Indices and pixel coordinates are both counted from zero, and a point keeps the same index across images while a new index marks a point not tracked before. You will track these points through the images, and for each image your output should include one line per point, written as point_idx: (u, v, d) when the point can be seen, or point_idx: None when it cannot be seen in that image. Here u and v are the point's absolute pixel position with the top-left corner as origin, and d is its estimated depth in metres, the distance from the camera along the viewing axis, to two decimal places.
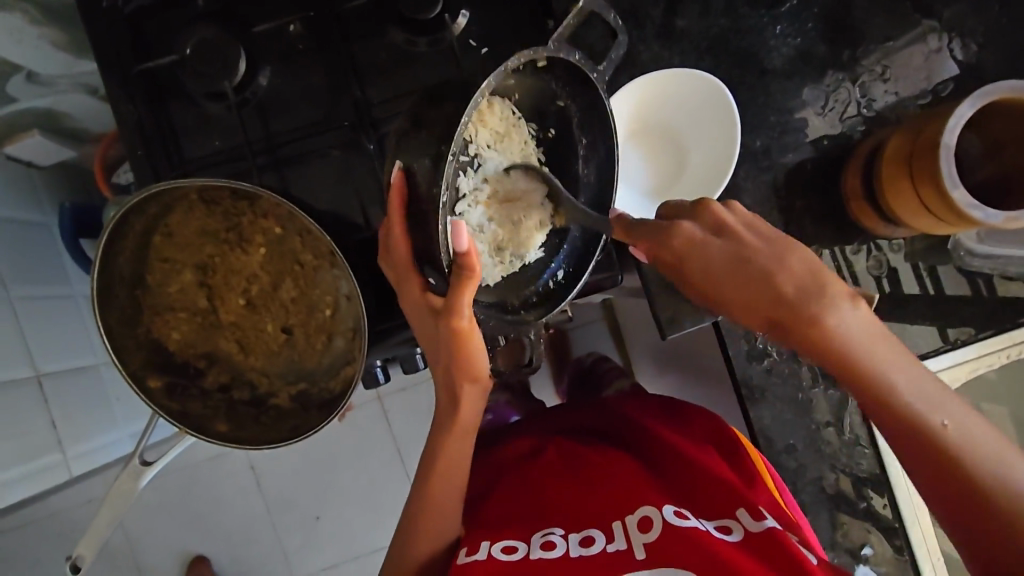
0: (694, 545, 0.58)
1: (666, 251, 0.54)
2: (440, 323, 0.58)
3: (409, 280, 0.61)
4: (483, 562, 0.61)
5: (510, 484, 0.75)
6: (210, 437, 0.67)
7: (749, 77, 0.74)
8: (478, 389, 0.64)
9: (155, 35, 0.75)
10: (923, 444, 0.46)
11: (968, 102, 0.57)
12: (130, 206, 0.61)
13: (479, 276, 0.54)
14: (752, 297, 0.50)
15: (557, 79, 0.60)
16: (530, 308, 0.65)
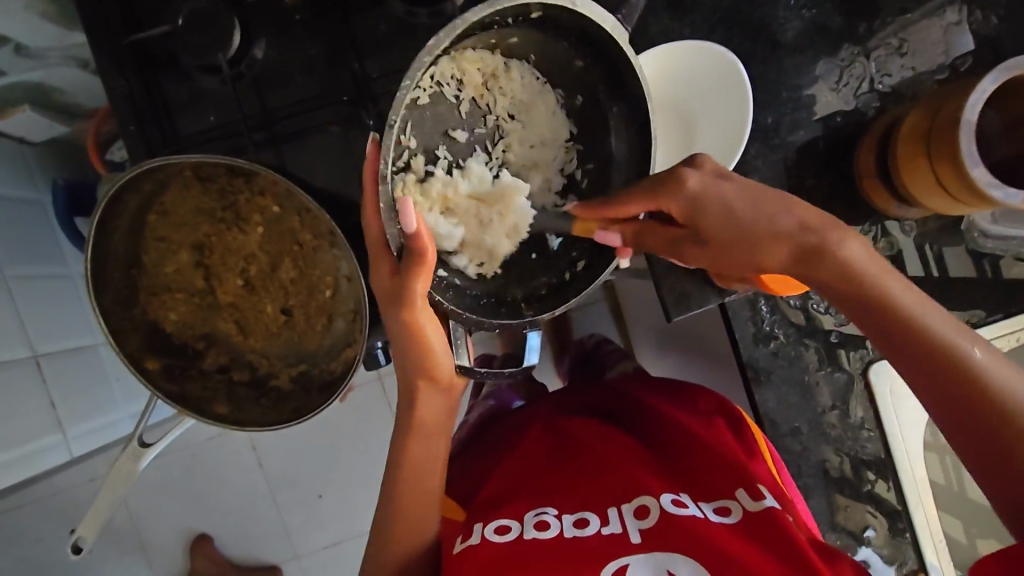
0: (693, 529, 0.60)
1: (670, 201, 0.52)
2: (399, 310, 0.56)
3: (378, 260, 0.57)
4: (478, 546, 0.61)
5: (503, 468, 0.75)
6: (211, 418, 0.67)
7: (761, 51, 0.72)
8: (432, 385, 0.64)
9: (145, 4, 0.72)
10: (941, 361, 0.47)
11: (991, 77, 0.54)
12: (124, 183, 0.59)
13: (431, 263, 0.53)
14: (754, 234, 0.51)
15: (568, 37, 0.58)
16: (531, 301, 0.65)
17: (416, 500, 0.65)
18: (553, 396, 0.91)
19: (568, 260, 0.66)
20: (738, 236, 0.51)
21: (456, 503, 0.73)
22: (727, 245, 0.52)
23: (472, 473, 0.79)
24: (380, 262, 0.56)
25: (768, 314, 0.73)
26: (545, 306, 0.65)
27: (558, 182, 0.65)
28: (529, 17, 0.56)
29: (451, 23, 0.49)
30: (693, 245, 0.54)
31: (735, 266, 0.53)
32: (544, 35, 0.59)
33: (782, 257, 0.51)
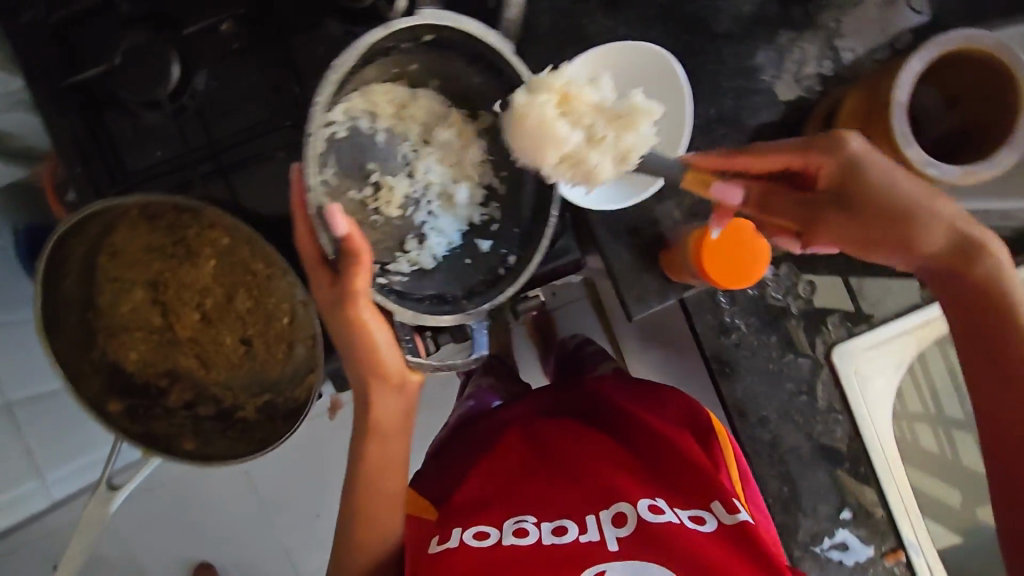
0: (670, 539, 0.60)
1: (827, 163, 0.54)
2: (344, 312, 0.58)
3: (315, 274, 0.59)
4: (455, 550, 0.61)
5: (481, 465, 0.74)
6: (178, 456, 0.66)
7: (700, 44, 0.72)
8: (391, 390, 0.64)
9: (81, 44, 0.71)
10: None
11: (919, 56, 0.55)
12: (68, 228, 0.59)
13: (368, 260, 0.54)
14: (926, 206, 0.53)
15: (460, 55, 0.60)
16: (472, 296, 0.64)
17: (385, 514, 0.67)
18: (530, 398, 0.90)
19: (502, 257, 0.65)
20: (908, 205, 0.53)
21: (427, 502, 0.74)
22: (890, 209, 0.53)
23: (447, 475, 0.80)
24: (319, 276, 0.59)
25: (728, 305, 0.73)
26: (484, 298, 0.63)
27: (478, 194, 0.65)
28: (421, 40, 0.58)
29: (348, 48, 0.52)
30: (829, 212, 0.55)
31: (885, 232, 0.54)
32: (441, 56, 0.60)
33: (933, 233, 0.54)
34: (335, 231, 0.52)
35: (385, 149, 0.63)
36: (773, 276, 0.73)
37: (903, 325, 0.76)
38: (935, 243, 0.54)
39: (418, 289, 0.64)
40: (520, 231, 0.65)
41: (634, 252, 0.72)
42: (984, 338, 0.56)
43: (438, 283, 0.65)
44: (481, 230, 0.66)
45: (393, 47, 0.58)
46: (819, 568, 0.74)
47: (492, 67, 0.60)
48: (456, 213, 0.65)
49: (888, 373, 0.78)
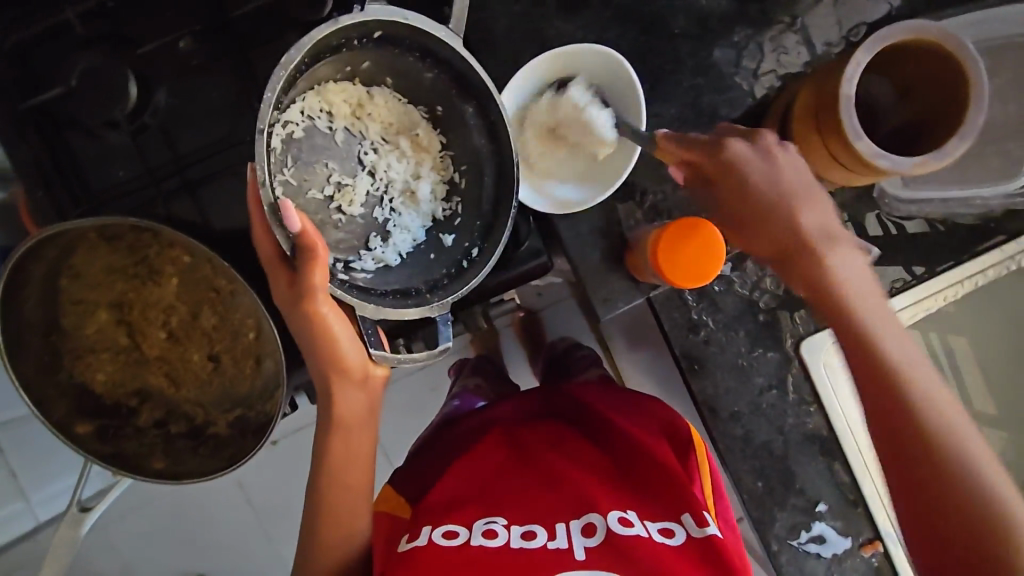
0: (635, 552, 0.61)
1: (708, 163, 0.59)
2: (303, 309, 0.58)
3: (274, 273, 0.59)
4: (424, 549, 0.61)
5: (457, 465, 0.74)
6: (147, 476, 0.67)
7: (658, 43, 0.72)
8: (355, 385, 0.64)
9: (38, 67, 0.71)
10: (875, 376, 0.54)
11: (866, 48, 0.55)
12: (23, 253, 0.59)
13: (324, 257, 0.55)
14: (804, 204, 0.57)
15: (411, 51, 0.60)
16: (437, 288, 0.63)
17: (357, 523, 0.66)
18: (510, 403, 0.89)
19: (468, 248, 0.64)
20: (785, 215, 0.57)
21: (399, 498, 0.74)
22: (770, 219, 0.57)
23: (423, 473, 0.79)
24: (277, 274, 0.59)
25: (695, 302, 0.73)
26: (451, 291, 0.62)
27: (440, 189, 0.66)
28: (374, 37, 0.58)
29: (293, 46, 0.52)
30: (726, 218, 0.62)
31: (775, 242, 0.58)
32: (393, 53, 0.60)
33: (772, 246, 0.58)
34: (291, 227, 0.53)
35: (345, 148, 0.64)
36: (738, 273, 0.73)
37: None
38: (811, 254, 0.56)
39: (381, 284, 0.63)
40: (484, 225, 0.64)
41: (599, 254, 0.72)
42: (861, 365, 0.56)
43: (402, 278, 0.64)
44: (444, 226, 0.66)
45: (344, 45, 0.58)
46: (797, 562, 0.74)
47: (452, 70, 0.60)
48: (419, 209, 0.66)
49: None
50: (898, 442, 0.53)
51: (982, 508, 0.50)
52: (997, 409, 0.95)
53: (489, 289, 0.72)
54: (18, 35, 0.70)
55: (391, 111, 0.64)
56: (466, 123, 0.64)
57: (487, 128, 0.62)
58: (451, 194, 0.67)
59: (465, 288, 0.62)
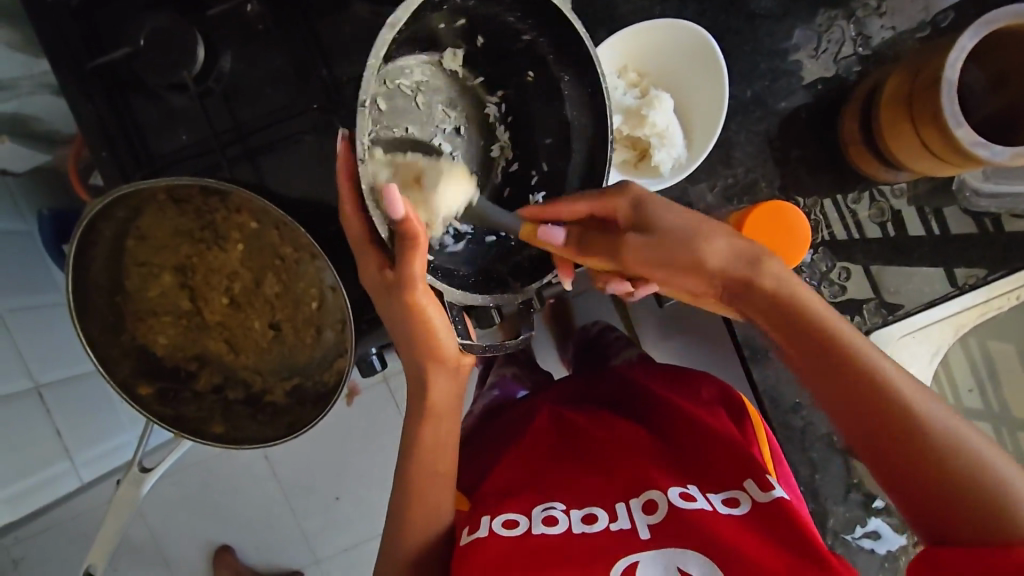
0: (702, 525, 0.59)
1: (616, 205, 0.54)
2: (397, 295, 0.57)
3: (365, 255, 0.58)
4: (485, 539, 0.60)
5: (506, 461, 0.74)
6: (207, 439, 0.67)
7: (735, 22, 0.70)
8: (448, 370, 0.64)
9: (105, 26, 0.70)
10: (883, 429, 0.47)
11: (970, 33, 0.53)
12: (98, 210, 0.58)
13: (424, 245, 0.53)
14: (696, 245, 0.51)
15: (510, 12, 0.56)
16: (517, 272, 0.67)
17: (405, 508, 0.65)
18: (552, 388, 0.89)
19: None
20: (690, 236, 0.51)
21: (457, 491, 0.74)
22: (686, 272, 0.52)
23: (476, 465, 0.79)
24: (370, 259, 0.58)
25: None
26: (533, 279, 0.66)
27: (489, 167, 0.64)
28: None
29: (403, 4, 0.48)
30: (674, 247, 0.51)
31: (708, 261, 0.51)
32: (489, 14, 0.57)
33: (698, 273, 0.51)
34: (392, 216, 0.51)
35: (427, 115, 0.62)
36: (807, 263, 0.71)
37: (935, 314, 0.74)
38: (782, 299, 0.50)
39: (456, 264, 0.65)
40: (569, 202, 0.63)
41: None
42: (849, 416, 0.48)
43: (474, 261, 0.66)
44: (514, 183, 0.66)
45: (444, 2, 0.54)
46: (850, 556, 0.74)
47: (553, 32, 0.56)
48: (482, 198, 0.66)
49: (923, 362, 0.76)
50: (945, 495, 0.45)
51: (1009, 516, 0.43)
52: None
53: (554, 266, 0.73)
54: None
55: (464, 94, 0.63)
56: (560, 91, 0.61)
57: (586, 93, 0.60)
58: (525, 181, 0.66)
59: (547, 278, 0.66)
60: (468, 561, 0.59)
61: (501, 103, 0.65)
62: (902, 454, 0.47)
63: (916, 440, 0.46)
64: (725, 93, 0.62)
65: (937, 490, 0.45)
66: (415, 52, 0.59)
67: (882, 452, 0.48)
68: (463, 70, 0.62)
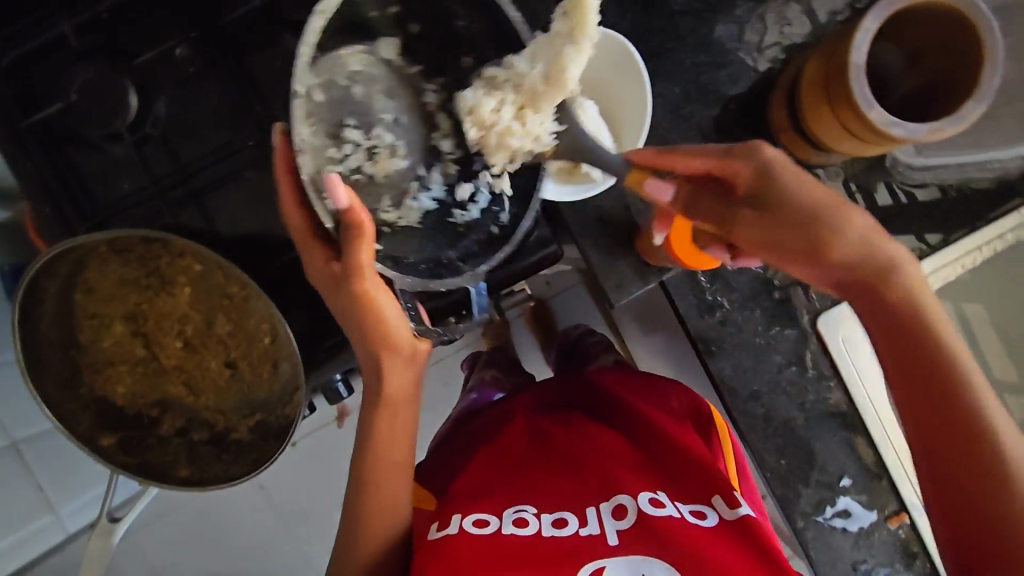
0: (668, 533, 0.60)
1: (736, 169, 0.52)
2: (345, 285, 0.57)
3: (310, 250, 0.59)
4: (454, 536, 0.61)
5: (476, 460, 0.74)
6: (173, 484, 0.68)
7: (658, 21, 0.71)
8: (401, 357, 0.63)
9: (35, 86, 0.70)
10: (952, 420, 0.51)
11: (872, 14, 0.54)
12: (37, 270, 0.59)
13: (370, 233, 0.53)
14: (838, 226, 0.51)
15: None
16: (469, 258, 0.60)
17: (364, 531, 0.65)
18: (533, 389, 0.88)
19: (490, 213, 0.61)
20: (807, 220, 0.51)
21: (427, 492, 0.76)
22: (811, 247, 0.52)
23: (449, 467, 0.79)
24: (314, 252, 0.59)
25: (709, 284, 0.73)
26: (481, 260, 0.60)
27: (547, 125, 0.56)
28: None
29: None
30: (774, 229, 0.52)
31: (825, 237, 0.51)
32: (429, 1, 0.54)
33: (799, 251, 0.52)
34: (336, 204, 0.51)
35: (360, 105, 0.56)
36: None
37: None
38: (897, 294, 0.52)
39: (406, 253, 0.59)
40: (514, 186, 0.60)
41: (611, 240, 0.72)
42: (926, 402, 0.52)
43: (424, 247, 0.60)
44: (462, 168, 0.60)
45: None
46: (823, 537, 0.75)
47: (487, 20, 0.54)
48: (426, 190, 0.60)
49: None
50: (981, 497, 0.50)
51: None
52: None
53: (498, 279, 0.71)
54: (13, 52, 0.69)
55: (402, 84, 0.57)
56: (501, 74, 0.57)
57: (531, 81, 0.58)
58: (469, 167, 0.60)
59: (499, 256, 0.59)
60: (441, 554, 0.59)
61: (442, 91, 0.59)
62: (960, 450, 0.50)
63: (978, 443, 0.50)
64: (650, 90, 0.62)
65: (976, 488, 0.50)
66: (342, 34, 0.52)
67: (936, 435, 0.52)
68: (398, 60, 0.57)
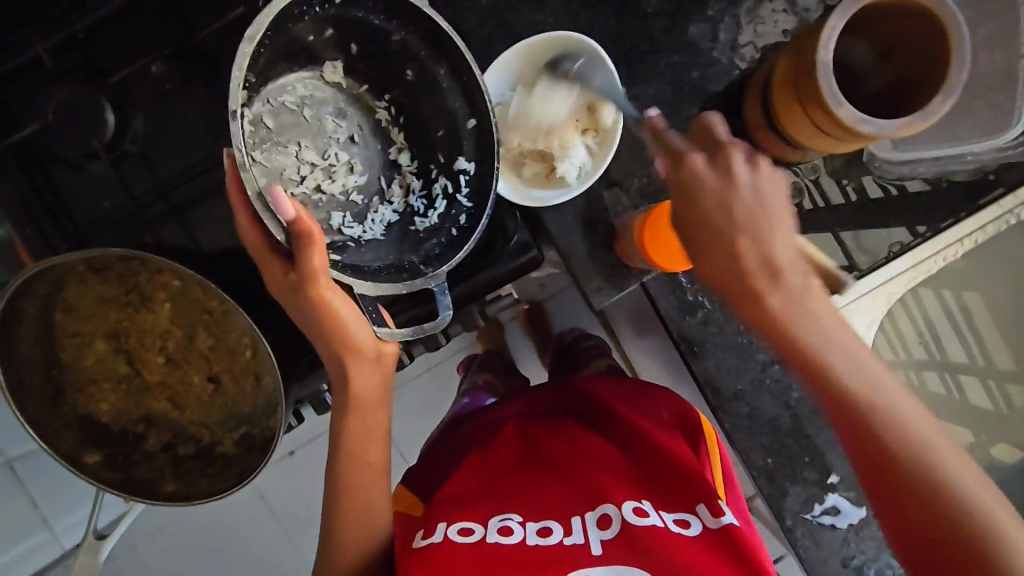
0: (651, 543, 0.60)
1: (672, 180, 0.51)
2: (302, 295, 0.57)
3: (268, 263, 0.59)
4: (439, 545, 0.61)
5: (463, 466, 0.74)
6: (159, 499, 0.68)
7: (631, 23, 0.70)
8: (368, 362, 0.64)
9: (12, 107, 0.71)
10: (880, 453, 0.49)
11: (837, 12, 0.54)
12: (15, 292, 0.59)
13: (320, 242, 0.53)
14: (757, 244, 0.49)
15: (375, 13, 0.57)
16: (431, 259, 0.61)
17: (351, 541, 0.66)
18: (519, 396, 0.87)
19: (449, 216, 0.63)
20: (734, 248, 0.49)
21: (414, 497, 0.76)
22: (724, 264, 0.50)
23: (438, 474, 0.79)
24: (273, 265, 0.58)
25: (690, 283, 0.72)
26: (444, 260, 0.60)
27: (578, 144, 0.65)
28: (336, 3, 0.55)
29: (256, 18, 0.49)
30: (709, 247, 0.50)
31: (734, 267, 0.49)
32: (354, 20, 0.57)
33: (723, 279, 0.51)
34: (283, 216, 0.52)
35: (317, 127, 0.63)
36: None
37: (865, 286, 0.76)
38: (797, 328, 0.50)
39: (367, 260, 0.61)
40: (467, 190, 0.62)
41: (591, 243, 0.72)
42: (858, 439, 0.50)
43: (387, 253, 0.62)
44: (422, 177, 0.65)
45: (304, 13, 0.54)
46: (814, 535, 0.74)
47: (422, 30, 0.57)
48: (388, 201, 0.66)
49: (862, 333, 0.78)
50: (929, 530, 0.48)
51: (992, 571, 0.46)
52: (1008, 360, 0.94)
53: (477, 286, 0.71)
54: None
55: (354, 103, 0.64)
56: (438, 86, 0.60)
57: (461, 84, 0.59)
58: (426, 176, 0.65)
59: (461, 254, 0.58)
60: (422, 563, 0.59)
61: (391, 107, 0.65)
62: (892, 484, 0.49)
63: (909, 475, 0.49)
64: (621, 93, 0.62)
65: (920, 521, 0.49)
66: (292, 68, 0.60)
67: (873, 468, 0.50)
68: (348, 82, 0.63)
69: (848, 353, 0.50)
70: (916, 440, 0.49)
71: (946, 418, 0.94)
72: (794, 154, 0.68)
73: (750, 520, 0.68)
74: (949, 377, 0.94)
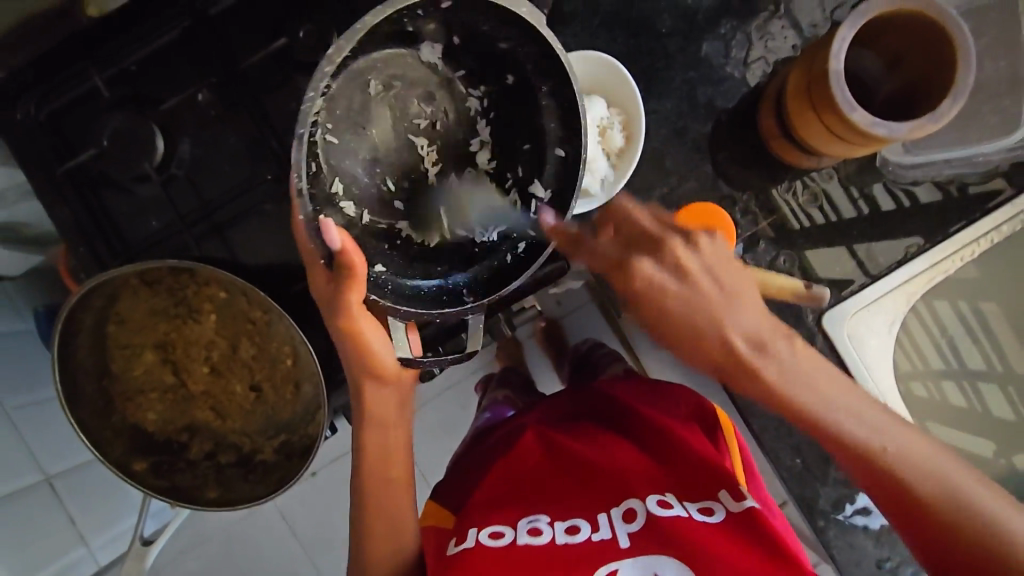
0: (675, 533, 0.61)
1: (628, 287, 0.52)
2: (337, 317, 0.61)
3: (313, 269, 0.60)
4: (472, 550, 0.62)
5: (491, 473, 0.75)
6: (202, 505, 0.71)
7: (647, 43, 0.75)
8: (386, 385, 0.69)
9: (69, 133, 0.75)
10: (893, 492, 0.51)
11: (847, 23, 0.57)
12: (75, 304, 0.63)
13: (362, 276, 0.56)
14: (725, 319, 0.51)
15: (492, 21, 0.56)
16: (478, 288, 0.63)
17: (390, 541, 0.69)
18: (541, 406, 0.88)
19: (511, 238, 0.63)
20: (709, 331, 0.51)
21: (445, 510, 0.74)
22: (702, 341, 0.52)
23: (466, 484, 0.79)
24: (317, 274, 0.60)
25: None
26: (485, 292, 0.63)
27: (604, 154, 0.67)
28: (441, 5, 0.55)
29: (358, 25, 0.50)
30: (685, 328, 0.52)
31: (700, 343, 0.52)
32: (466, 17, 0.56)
33: (714, 359, 0.52)
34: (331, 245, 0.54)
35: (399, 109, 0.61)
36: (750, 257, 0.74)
37: (886, 287, 0.76)
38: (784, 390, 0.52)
39: (420, 275, 0.63)
40: (534, 219, 0.62)
41: None
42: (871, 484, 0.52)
43: (427, 274, 0.63)
44: (496, 179, 0.63)
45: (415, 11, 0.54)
46: (846, 535, 0.75)
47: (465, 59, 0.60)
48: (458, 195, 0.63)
49: (882, 335, 0.78)
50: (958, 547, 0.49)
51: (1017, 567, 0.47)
52: None
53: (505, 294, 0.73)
54: (49, 105, 0.74)
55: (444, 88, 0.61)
56: (537, 102, 0.60)
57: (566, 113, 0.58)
58: (501, 182, 0.63)
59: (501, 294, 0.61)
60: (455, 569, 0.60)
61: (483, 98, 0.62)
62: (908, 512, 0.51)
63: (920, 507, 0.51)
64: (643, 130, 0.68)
65: (943, 540, 0.50)
66: (388, 45, 0.58)
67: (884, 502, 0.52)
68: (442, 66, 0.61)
69: (836, 400, 0.52)
70: (918, 474, 0.51)
71: (969, 425, 0.94)
72: (799, 157, 0.71)
73: (780, 513, 0.68)
74: (967, 384, 0.95)
